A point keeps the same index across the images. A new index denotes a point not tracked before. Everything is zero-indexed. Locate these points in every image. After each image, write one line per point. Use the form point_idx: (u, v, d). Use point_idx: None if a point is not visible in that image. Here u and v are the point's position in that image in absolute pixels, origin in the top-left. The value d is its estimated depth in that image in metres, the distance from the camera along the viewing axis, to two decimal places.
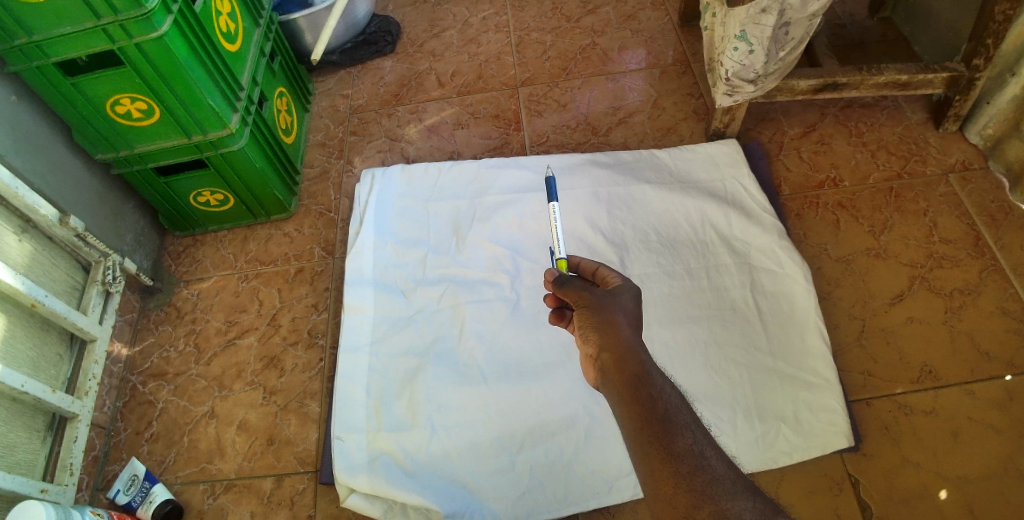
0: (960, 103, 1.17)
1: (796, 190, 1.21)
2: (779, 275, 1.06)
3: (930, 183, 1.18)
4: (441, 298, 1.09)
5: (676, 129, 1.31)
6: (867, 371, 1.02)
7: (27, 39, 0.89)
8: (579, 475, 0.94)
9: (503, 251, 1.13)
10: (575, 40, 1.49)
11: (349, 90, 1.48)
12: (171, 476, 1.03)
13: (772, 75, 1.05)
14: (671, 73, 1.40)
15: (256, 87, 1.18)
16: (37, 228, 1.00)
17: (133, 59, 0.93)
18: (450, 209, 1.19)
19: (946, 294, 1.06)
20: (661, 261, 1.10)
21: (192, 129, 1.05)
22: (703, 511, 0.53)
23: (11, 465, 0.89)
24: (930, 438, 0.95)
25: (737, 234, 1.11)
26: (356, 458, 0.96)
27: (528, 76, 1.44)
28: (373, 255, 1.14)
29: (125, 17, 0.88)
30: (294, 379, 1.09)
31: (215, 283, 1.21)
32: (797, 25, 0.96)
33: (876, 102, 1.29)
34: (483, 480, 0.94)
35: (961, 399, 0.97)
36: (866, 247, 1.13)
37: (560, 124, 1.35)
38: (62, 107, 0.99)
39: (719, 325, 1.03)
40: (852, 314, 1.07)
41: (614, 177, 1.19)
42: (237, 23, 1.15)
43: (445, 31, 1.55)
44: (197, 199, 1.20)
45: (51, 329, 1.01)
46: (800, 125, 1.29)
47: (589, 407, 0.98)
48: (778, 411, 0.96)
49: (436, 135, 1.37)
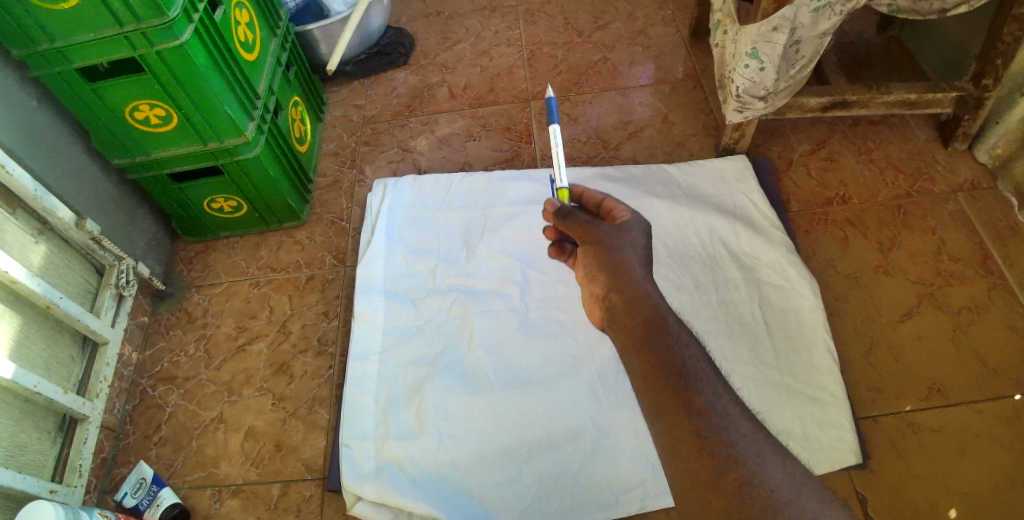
0: (969, 122, 1.18)
1: (804, 206, 1.22)
2: (786, 290, 1.07)
3: (938, 200, 1.19)
4: (450, 308, 1.10)
5: (685, 144, 1.32)
6: (874, 388, 1.01)
7: (50, 45, 0.91)
8: (585, 487, 0.94)
9: (514, 262, 1.14)
10: (586, 55, 1.50)
11: (362, 100, 1.49)
12: (179, 480, 1.03)
13: (782, 92, 1.05)
14: (680, 88, 1.41)
15: (271, 95, 1.20)
16: (53, 230, 1.01)
17: (153, 67, 0.96)
18: (459, 219, 1.20)
19: (954, 312, 1.07)
20: (669, 274, 1.11)
21: (209, 137, 1.07)
22: (720, 458, 0.59)
23: (21, 464, 0.89)
24: (938, 456, 0.95)
25: (745, 248, 1.12)
26: (363, 466, 0.96)
27: (538, 90, 1.45)
28: (384, 263, 1.15)
29: (148, 25, 0.90)
30: (303, 385, 1.10)
31: (225, 289, 1.22)
32: (808, 43, 0.97)
33: (884, 120, 1.31)
34: (490, 490, 0.94)
35: (969, 417, 0.97)
36: (875, 264, 1.13)
37: (570, 138, 1.36)
38: (81, 112, 1.01)
39: (728, 340, 1.03)
40: (860, 330, 1.07)
41: (623, 190, 1.21)
42: (255, 33, 1.18)
43: (457, 43, 1.57)
44: (210, 205, 1.21)
45: (64, 330, 1.02)
46: (809, 142, 1.30)
47: (597, 419, 0.98)
48: (787, 426, 0.96)
49: (447, 146, 1.38)
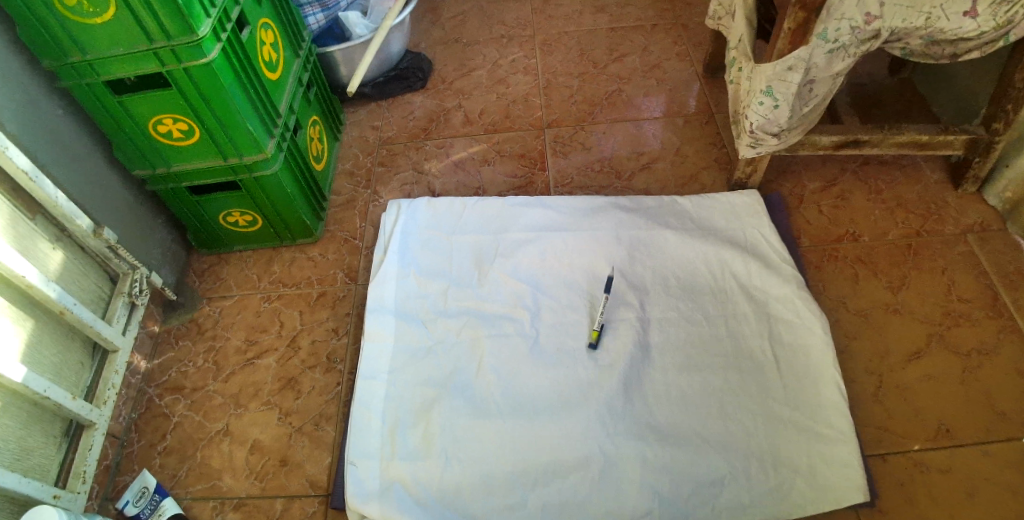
0: (979, 165, 1.19)
1: (814, 242, 1.23)
2: (796, 326, 1.07)
3: (948, 241, 1.20)
4: (460, 330, 1.10)
5: (697, 176, 1.34)
6: (883, 426, 1.01)
7: (81, 57, 0.93)
8: (591, 516, 0.93)
9: (526, 287, 1.15)
10: (601, 86, 1.53)
11: (379, 122, 1.52)
12: (181, 491, 1.03)
13: (794, 130, 1.07)
14: (693, 122, 1.44)
15: (292, 114, 1.23)
16: (70, 237, 1.02)
17: (179, 83, 0.98)
18: (473, 242, 1.21)
19: (963, 353, 1.07)
20: (680, 305, 1.11)
21: (230, 152, 1.09)
22: None
23: (26, 468, 0.89)
24: (946, 499, 0.94)
25: (756, 282, 1.12)
26: (368, 485, 0.96)
27: (553, 118, 1.48)
28: (396, 283, 1.16)
29: (177, 42, 0.93)
30: (310, 401, 1.10)
31: (237, 301, 1.23)
32: (821, 83, 0.99)
33: (895, 160, 1.32)
34: (495, 515, 0.93)
35: (977, 460, 0.97)
36: (884, 302, 1.14)
37: (584, 166, 1.38)
38: (106, 123, 1.03)
39: (737, 373, 1.03)
40: (870, 368, 1.07)
41: (635, 221, 1.22)
42: (279, 53, 1.21)
43: (475, 70, 1.61)
44: (226, 219, 1.23)
45: (75, 336, 1.02)
46: (819, 179, 1.31)
47: (604, 448, 0.97)
48: (794, 462, 0.95)
49: (461, 170, 1.40)
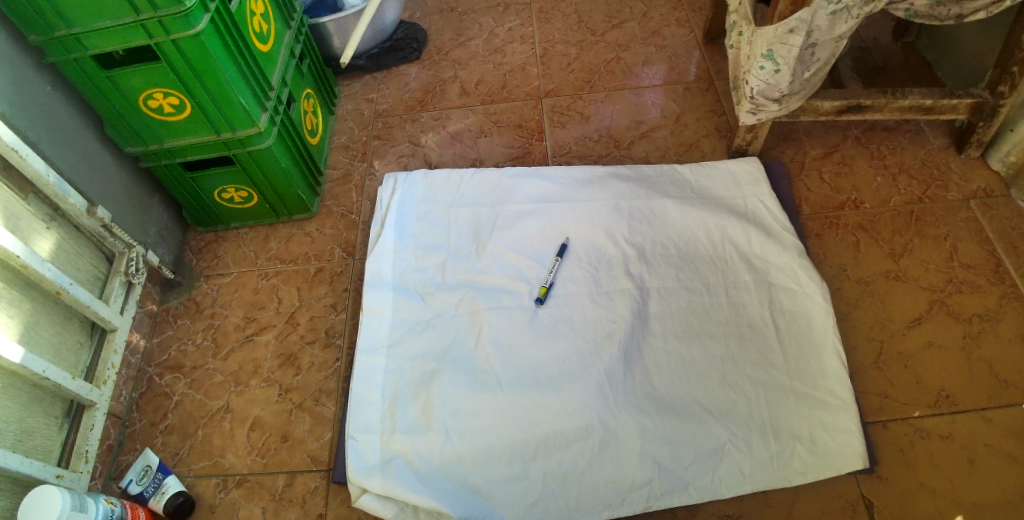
0: (983, 130, 1.17)
1: (816, 210, 1.21)
2: (797, 294, 1.06)
3: (951, 208, 1.18)
4: (459, 304, 1.10)
5: (698, 145, 1.32)
6: (884, 393, 1.01)
7: (66, 31, 0.91)
8: (590, 486, 0.93)
9: (525, 260, 1.14)
10: (600, 54, 1.50)
11: (374, 94, 1.49)
12: (184, 469, 1.03)
13: (796, 95, 1.05)
14: (693, 89, 1.41)
15: (284, 87, 1.20)
16: (64, 217, 1.01)
17: (168, 55, 0.95)
18: (470, 215, 1.20)
19: (965, 320, 1.06)
20: (680, 275, 1.10)
21: (222, 127, 1.07)
22: None
23: (28, 449, 0.89)
24: (946, 464, 0.95)
25: (757, 251, 1.11)
26: (368, 459, 0.96)
27: (551, 88, 1.45)
28: (394, 258, 1.15)
29: (164, 13, 0.90)
30: (310, 377, 1.10)
31: (234, 280, 1.23)
32: (824, 46, 0.96)
33: (899, 125, 1.30)
34: (496, 487, 0.93)
35: (978, 426, 0.97)
36: (886, 269, 1.13)
37: (583, 136, 1.36)
38: (96, 100, 1.01)
39: (737, 342, 1.03)
40: (870, 336, 1.06)
41: (635, 190, 1.20)
42: (270, 24, 1.18)
43: (470, 40, 1.57)
44: (221, 195, 1.21)
45: (73, 317, 1.02)
46: (822, 146, 1.29)
47: (605, 419, 0.97)
48: (795, 431, 0.95)
49: (458, 142, 1.38)
